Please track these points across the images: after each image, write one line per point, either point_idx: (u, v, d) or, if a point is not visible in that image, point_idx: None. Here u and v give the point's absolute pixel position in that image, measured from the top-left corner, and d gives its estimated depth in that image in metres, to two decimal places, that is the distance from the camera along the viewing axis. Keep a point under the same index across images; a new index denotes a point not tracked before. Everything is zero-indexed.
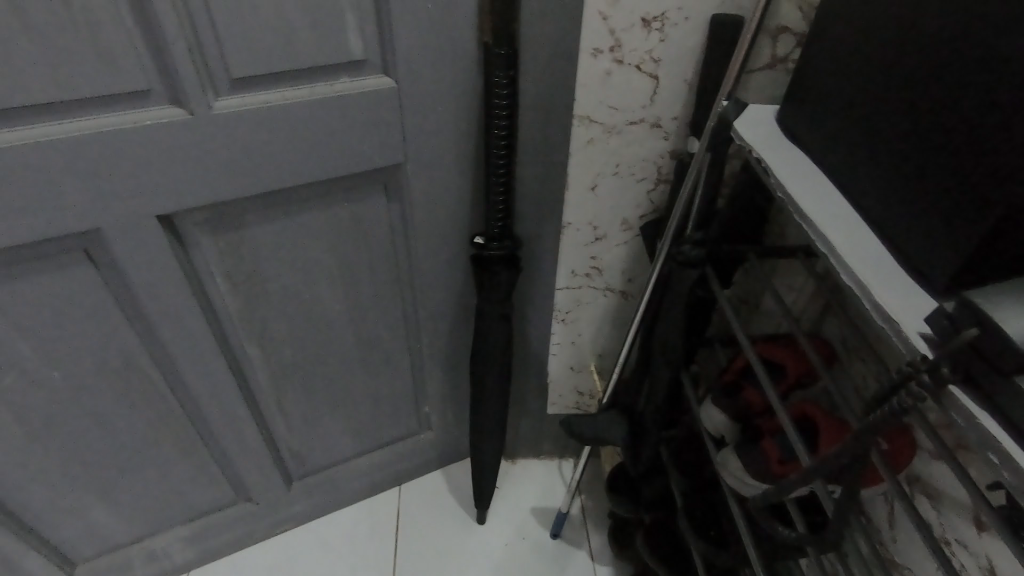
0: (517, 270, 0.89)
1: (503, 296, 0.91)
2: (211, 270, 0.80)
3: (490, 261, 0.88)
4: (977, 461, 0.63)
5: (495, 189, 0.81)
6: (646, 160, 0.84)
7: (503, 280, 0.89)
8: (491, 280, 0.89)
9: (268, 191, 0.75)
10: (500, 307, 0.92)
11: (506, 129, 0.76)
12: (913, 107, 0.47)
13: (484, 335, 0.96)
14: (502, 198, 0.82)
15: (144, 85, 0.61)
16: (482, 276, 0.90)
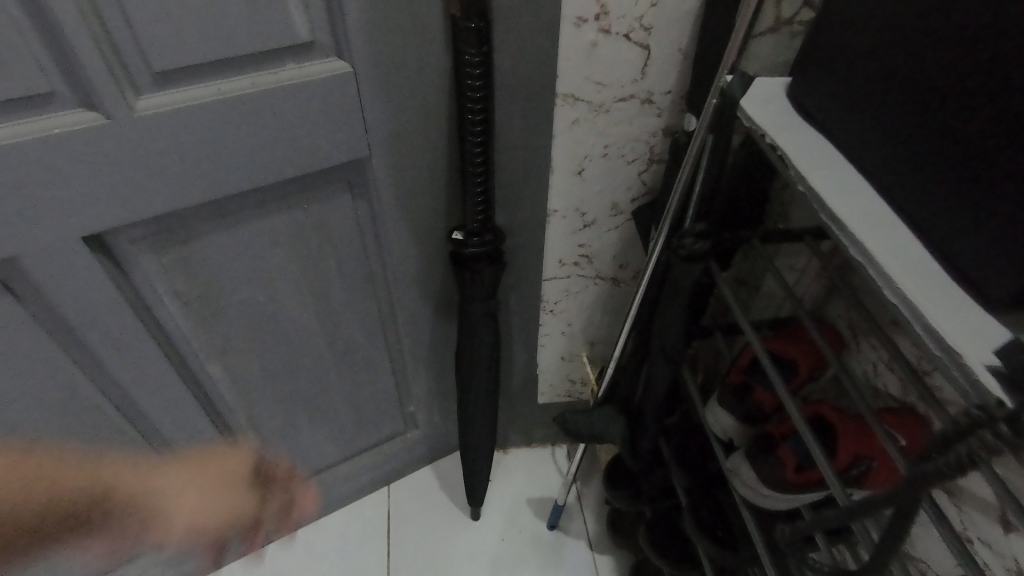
0: (501, 266, 0.82)
1: (487, 295, 0.84)
2: (157, 290, 0.71)
3: (471, 260, 0.80)
4: (1006, 459, 0.59)
5: (473, 183, 0.73)
6: (637, 139, 0.76)
7: (486, 279, 0.82)
8: (474, 280, 0.82)
9: (213, 199, 0.65)
10: (485, 306, 0.86)
11: (482, 117, 0.67)
12: (963, 88, 0.40)
13: (470, 335, 0.89)
14: (482, 193, 0.74)
15: (46, 88, 0.51)
16: (463, 276, 0.82)
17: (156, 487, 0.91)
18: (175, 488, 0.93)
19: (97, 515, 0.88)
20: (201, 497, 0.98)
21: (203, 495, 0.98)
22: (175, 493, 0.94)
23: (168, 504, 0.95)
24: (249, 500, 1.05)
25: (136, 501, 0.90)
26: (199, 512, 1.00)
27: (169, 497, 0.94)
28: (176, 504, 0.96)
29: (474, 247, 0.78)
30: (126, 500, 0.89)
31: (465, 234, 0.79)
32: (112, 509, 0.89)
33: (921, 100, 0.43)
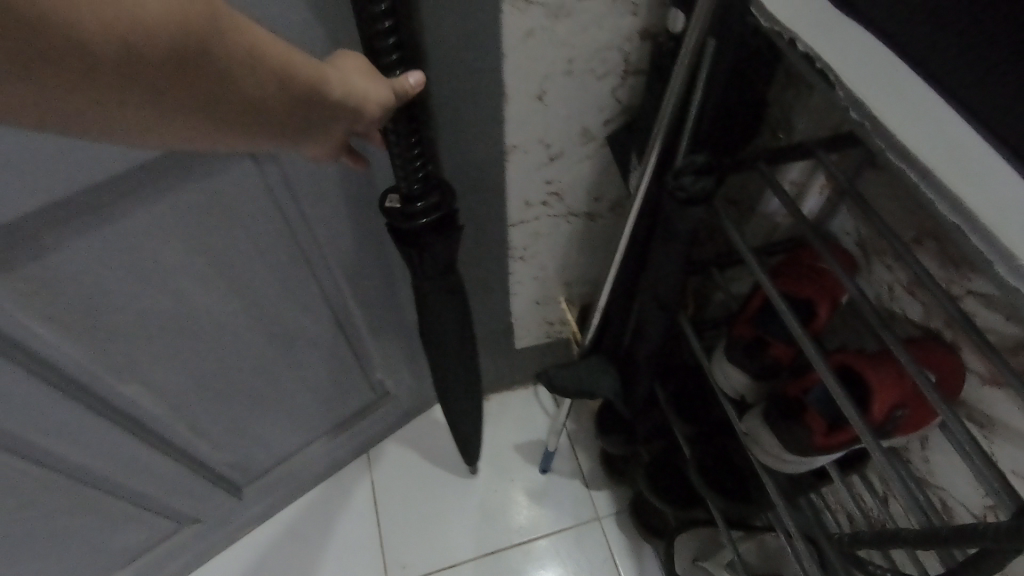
0: (456, 233, 0.67)
1: (445, 266, 0.70)
2: (20, 317, 0.55)
3: (416, 231, 0.64)
4: None
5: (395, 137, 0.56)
6: (608, 48, 0.61)
7: (438, 250, 0.67)
8: (424, 253, 0.67)
9: (57, 198, 0.48)
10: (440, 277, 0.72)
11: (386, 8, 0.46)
12: None
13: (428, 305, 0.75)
14: (414, 146, 0.58)
15: None
16: (407, 250, 0.66)
17: (238, 55, 0.33)
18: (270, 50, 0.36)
19: (197, 116, 0.35)
20: (289, 81, 0.38)
21: (249, 101, 0.36)
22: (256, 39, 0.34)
23: (294, 84, 0.38)
24: (338, 82, 0.42)
25: (227, 78, 0.34)
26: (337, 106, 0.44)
27: (250, 89, 0.36)
28: (299, 84, 0.39)
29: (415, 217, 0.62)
30: (198, 74, 0.32)
31: (402, 201, 0.62)
32: (196, 97, 0.34)
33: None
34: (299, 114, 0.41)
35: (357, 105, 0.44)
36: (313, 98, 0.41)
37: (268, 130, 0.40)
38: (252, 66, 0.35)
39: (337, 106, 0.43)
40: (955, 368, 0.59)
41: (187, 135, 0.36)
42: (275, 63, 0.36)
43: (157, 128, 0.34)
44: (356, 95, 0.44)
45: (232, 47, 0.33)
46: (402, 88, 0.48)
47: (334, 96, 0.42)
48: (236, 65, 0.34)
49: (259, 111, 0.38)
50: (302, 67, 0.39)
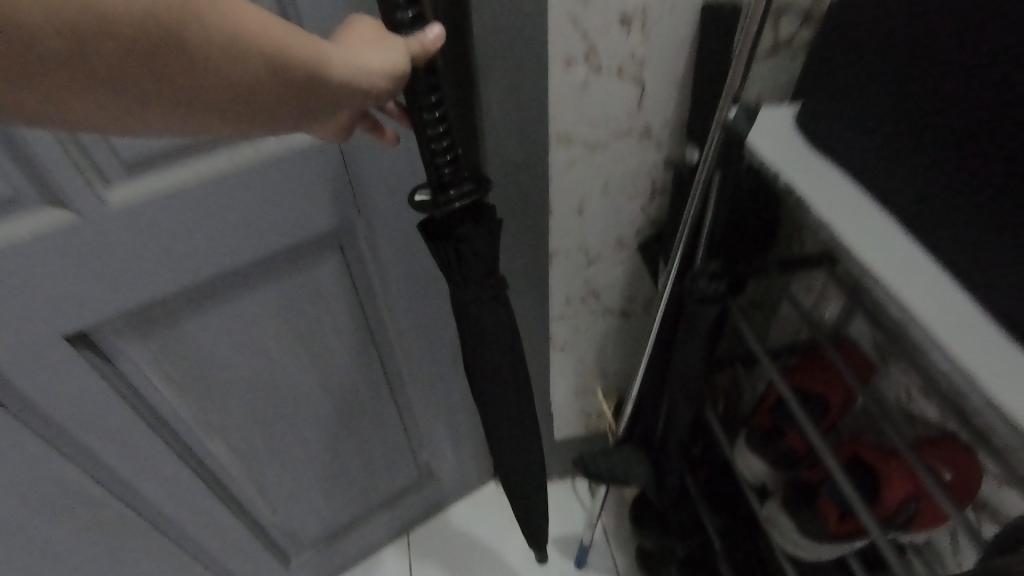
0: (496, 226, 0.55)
1: (488, 273, 0.58)
2: (147, 376, 0.67)
3: (453, 224, 0.55)
4: None
5: (422, 107, 0.47)
6: (638, 173, 0.73)
7: (478, 252, 0.56)
8: (463, 256, 0.56)
9: (197, 281, 0.62)
10: (483, 283, 0.58)
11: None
12: (999, 139, 0.36)
13: (476, 328, 0.62)
14: (439, 109, 0.48)
15: (11, 192, 0.48)
16: (443, 250, 0.55)
17: (208, 41, 0.31)
18: (248, 26, 0.33)
19: (177, 107, 0.34)
20: (281, 71, 0.35)
21: (230, 87, 0.34)
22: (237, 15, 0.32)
23: (287, 67, 0.35)
24: (343, 60, 0.38)
25: (188, 58, 0.31)
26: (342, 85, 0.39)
27: (229, 76, 0.34)
28: (294, 69, 0.36)
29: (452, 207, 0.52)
30: (147, 52, 0.30)
31: (434, 190, 0.52)
32: (159, 82, 0.32)
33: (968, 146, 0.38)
34: (302, 100, 0.38)
35: (368, 87, 0.40)
36: (315, 84, 0.37)
37: (279, 115, 0.38)
38: (221, 49, 0.32)
39: (345, 91, 0.39)
40: (970, 466, 0.63)
41: (185, 124, 0.36)
42: (255, 47, 0.33)
43: (148, 121, 0.34)
44: (367, 77, 0.39)
45: (187, 24, 0.30)
46: (421, 46, 0.42)
47: (338, 80, 0.38)
48: (201, 49, 0.31)
49: (248, 93, 0.35)
50: (292, 44, 0.35)
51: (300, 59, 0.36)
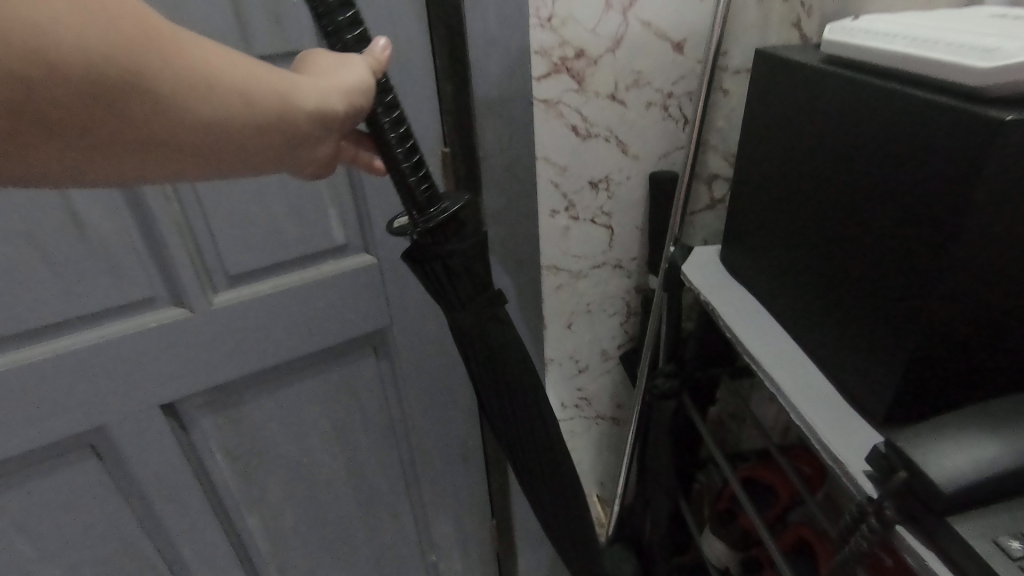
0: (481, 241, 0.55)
1: (484, 291, 0.58)
2: (211, 447, 0.81)
3: (437, 241, 0.53)
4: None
5: (381, 126, 0.47)
6: (615, 296, 0.91)
7: (468, 268, 0.55)
8: (455, 273, 0.55)
9: (262, 367, 0.78)
10: (482, 301, 0.58)
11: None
12: (828, 255, 0.53)
13: (497, 355, 0.61)
14: (398, 123, 0.48)
15: (150, 292, 0.67)
16: (434, 273, 0.55)
17: (171, 74, 0.32)
18: (211, 61, 0.34)
19: (143, 149, 0.34)
20: (249, 100, 0.36)
21: (197, 120, 0.35)
22: (198, 45, 0.34)
23: (256, 98, 0.37)
24: (312, 87, 0.40)
25: (150, 90, 0.32)
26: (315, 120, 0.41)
27: (199, 111, 0.34)
28: (263, 100, 0.37)
29: (435, 221, 0.51)
30: (104, 88, 0.30)
31: (412, 212, 0.51)
32: (115, 119, 0.32)
33: (813, 263, 0.55)
34: (275, 132, 0.39)
35: (343, 108, 0.41)
36: (284, 114, 0.39)
37: (258, 153, 0.40)
38: (186, 83, 0.33)
39: (318, 117, 0.40)
40: None
41: (158, 171, 0.36)
42: (220, 80, 0.35)
43: (120, 172, 0.35)
44: (336, 96, 0.41)
45: (146, 59, 0.31)
46: (374, 58, 0.45)
47: (309, 106, 0.39)
48: (160, 81, 0.32)
49: (221, 129, 0.36)
50: (256, 75, 0.37)
51: (268, 93, 0.37)
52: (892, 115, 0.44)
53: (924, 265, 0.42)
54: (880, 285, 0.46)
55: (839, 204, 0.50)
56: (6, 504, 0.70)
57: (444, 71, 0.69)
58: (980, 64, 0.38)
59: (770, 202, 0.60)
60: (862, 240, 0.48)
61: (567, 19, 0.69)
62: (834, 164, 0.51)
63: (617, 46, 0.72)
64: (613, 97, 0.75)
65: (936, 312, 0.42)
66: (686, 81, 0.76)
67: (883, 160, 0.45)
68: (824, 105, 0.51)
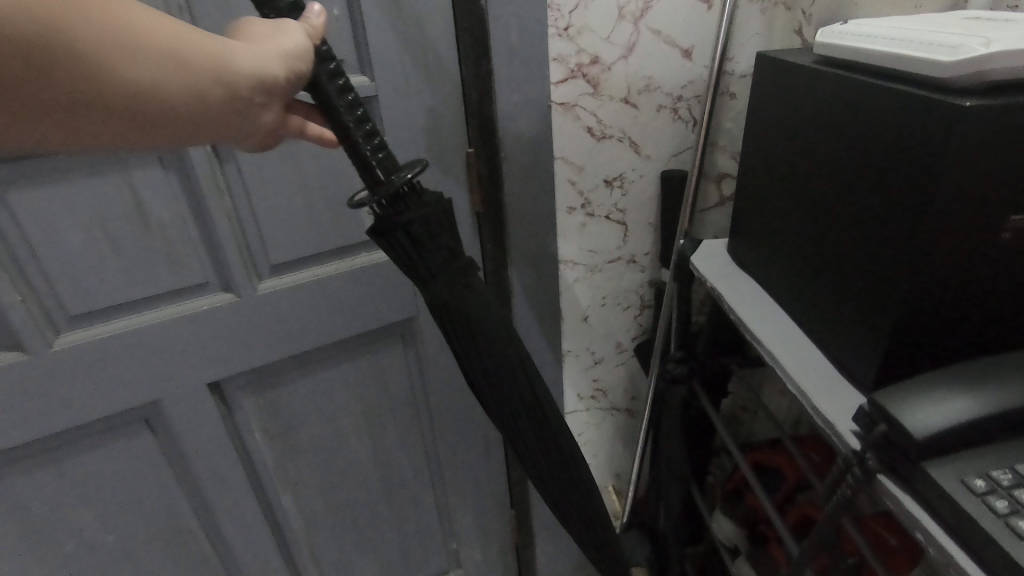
0: (444, 207, 0.51)
1: (456, 263, 0.53)
2: (251, 426, 0.87)
3: (399, 211, 0.49)
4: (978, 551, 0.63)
5: (328, 95, 0.46)
6: (629, 290, 0.96)
7: (434, 237, 0.51)
8: (421, 244, 0.50)
9: (300, 352, 0.85)
10: (454, 271, 0.53)
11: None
12: (821, 239, 0.57)
13: (478, 340, 0.56)
14: (345, 90, 0.47)
15: (202, 278, 0.74)
16: (400, 247, 0.50)
17: (96, 34, 0.34)
18: (137, 21, 0.36)
19: (77, 108, 0.36)
20: (181, 63, 0.38)
21: (126, 80, 0.36)
22: (125, 6, 0.36)
23: (187, 60, 0.38)
24: (247, 51, 0.41)
25: (75, 48, 0.34)
26: (254, 82, 0.42)
27: (127, 72, 0.36)
28: (198, 64, 0.39)
29: (393, 187, 0.47)
30: (27, 43, 0.32)
31: (371, 184, 0.48)
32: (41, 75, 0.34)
33: (809, 248, 0.59)
34: (213, 97, 0.40)
35: (284, 74, 0.43)
36: (220, 78, 0.40)
37: (209, 120, 0.42)
38: (111, 42, 0.35)
39: (256, 82, 0.42)
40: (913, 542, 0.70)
41: (98, 133, 0.38)
42: (148, 41, 0.37)
43: (55, 131, 0.37)
44: (275, 61, 0.42)
45: (67, 14, 0.33)
46: (310, 26, 0.46)
47: (245, 70, 0.41)
48: (84, 39, 0.34)
49: (154, 93, 0.38)
50: (188, 39, 0.39)
51: (202, 56, 0.39)
52: (876, 107, 0.49)
53: (905, 240, 0.46)
54: (869, 263, 0.51)
55: (832, 191, 0.55)
56: (70, 470, 0.77)
57: (471, 78, 0.75)
58: (948, 59, 0.42)
59: (771, 194, 0.65)
60: (852, 223, 0.53)
61: (583, 29, 0.75)
62: (827, 155, 0.55)
63: (629, 53, 0.78)
64: (626, 100, 0.81)
65: (916, 283, 0.46)
66: (695, 85, 0.82)
67: (870, 148, 0.50)
68: (818, 101, 0.55)
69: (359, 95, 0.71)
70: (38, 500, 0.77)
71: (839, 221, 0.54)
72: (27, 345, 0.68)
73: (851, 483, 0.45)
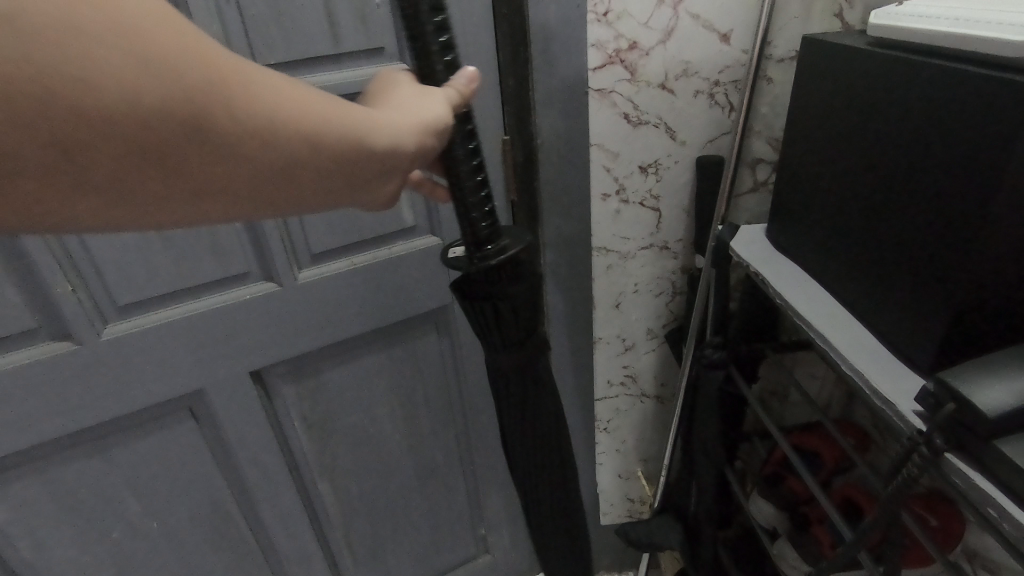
0: (535, 284, 0.55)
1: (529, 342, 0.59)
2: (290, 413, 0.88)
3: (491, 282, 0.54)
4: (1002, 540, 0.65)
5: (455, 157, 0.49)
6: (661, 277, 0.96)
7: (518, 313, 0.56)
8: (504, 318, 0.55)
9: (338, 341, 0.85)
10: (527, 350, 0.59)
11: (439, 15, 0.42)
12: (873, 223, 0.57)
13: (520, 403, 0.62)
14: (473, 155, 0.50)
15: (245, 267, 0.75)
16: (481, 313, 0.56)
17: (231, 124, 0.33)
18: (277, 101, 0.34)
19: (196, 191, 0.34)
20: (315, 143, 0.36)
21: (255, 165, 0.35)
22: (269, 89, 0.34)
23: (328, 135, 0.36)
24: (386, 124, 0.39)
25: (219, 122, 0.32)
26: (389, 153, 0.39)
27: (255, 157, 0.35)
28: (339, 138, 0.37)
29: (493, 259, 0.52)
30: (176, 117, 0.31)
31: (471, 245, 0.53)
32: (161, 164, 0.32)
33: (863, 231, 0.58)
34: (343, 170, 0.38)
35: (418, 149, 0.41)
36: (351, 155, 0.38)
37: (335, 191, 0.40)
38: (245, 126, 0.33)
39: (388, 157, 0.40)
40: (955, 522, 0.71)
41: (215, 212, 0.36)
42: (285, 122, 0.35)
43: (182, 205, 0.35)
44: (408, 133, 0.40)
45: (204, 109, 0.31)
46: (457, 91, 0.44)
47: (384, 146, 0.39)
48: (217, 127, 0.32)
49: (279, 168, 0.36)
50: (328, 117, 0.36)
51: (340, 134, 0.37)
52: (936, 88, 0.49)
53: (969, 219, 0.47)
54: (928, 247, 0.51)
55: (885, 176, 0.55)
56: (117, 459, 0.78)
57: (508, 64, 0.75)
58: (1018, 39, 0.43)
59: (817, 182, 0.64)
60: (907, 206, 0.53)
61: (622, 14, 0.75)
62: (880, 141, 0.55)
63: (668, 37, 0.77)
64: (663, 86, 0.80)
65: (979, 262, 0.46)
66: (733, 70, 0.81)
67: (931, 130, 0.49)
68: (874, 84, 0.55)
69: None
70: (87, 487, 0.78)
71: (894, 207, 0.54)
72: (78, 335, 0.68)
73: (915, 463, 0.46)
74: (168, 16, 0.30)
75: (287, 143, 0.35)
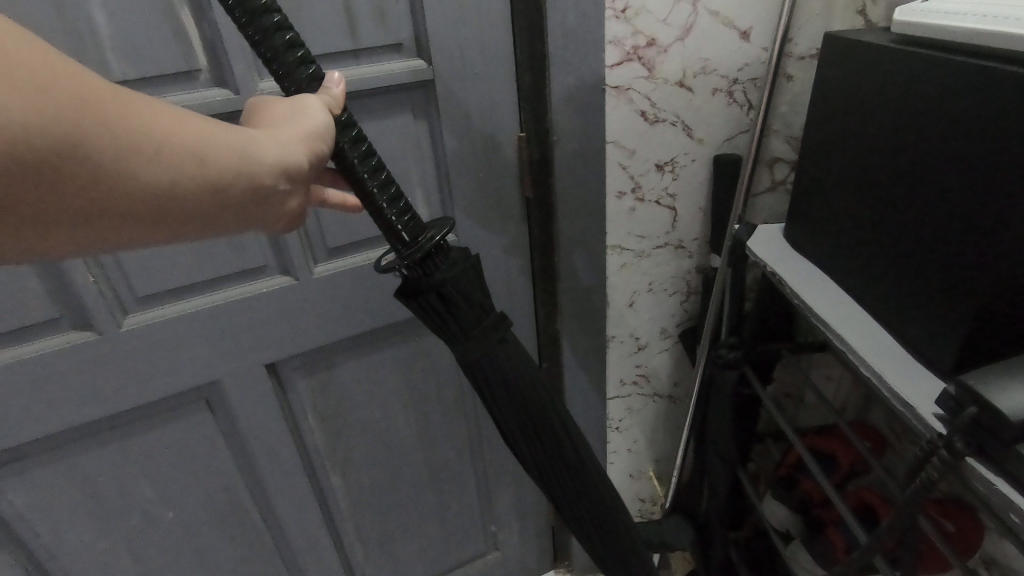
0: (472, 260, 0.55)
1: (488, 320, 0.57)
2: (304, 406, 0.89)
3: (427, 271, 0.53)
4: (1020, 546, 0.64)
5: (350, 162, 0.49)
6: (676, 276, 0.96)
7: (465, 294, 0.55)
8: (453, 302, 0.54)
9: (352, 336, 0.86)
10: (486, 331, 0.57)
11: (287, 33, 0.45)
12: (892, 223, 0.56)
13: (513, 396, 0.60)
14: (368, 156, 0.50)
15: (262, 261, 0.75)
16: (429, 306, 0.54)
17: (118, 144, 0.34)
18: (158, 120, 0.36)
19: (83, 215, 0.35)
20: (203, 161, 0.38)
21: (146, 183, 0.36)
22: (148, 109, 0.35)
23: (215, 153, 0.38)
24: (269, 138, 0.42)
25: (105, 141, 0.33)
26: (279, 165, 0.42)
27: (146, 175, 0.36)
28: (226, 154, 0.39)
29: (424, 248, 0.51)
30: (61, 138, 0.31)
31: (398, 246, 0.52)
32: (52, 185, 0.33)
33: (884, 231, 0.58)
34: (237, 187, 0.40)
35: (305, 160, 0.43)
36: (243, 168, 0.40)
37: (232, 209, 0.41)
38: (129, 146, 0.34)
39: (279, 170, 0.42)
40: (974, 528, 0.70)
41: (104, 235, 0.37)
42: (170, 141, 0.36)
43: (73, 225, 0.35)
44: (296, 145, 0.43)
45: (86, 130, 0.32)
46: (330, 96, 0.47)
47: (272, 159, 0.41)
48: (105, 149, 0.33)
49: (173, 186, 0.37)
50: (213, 135, 0.38)
51: (226, 150, 0.39)
52: (961, 88, 0.48)
53: (994, 221, 0.46)
54: (952, 249, 0.50)
55: (906, 177, 0.54)
56: (135, 447, 0.79)
57: (525, 61, 0.74)
58: None
59: (838, 182, 0.63)
60: (928, 207, 0.52)
61: (641, 10, 0.74)
62: (902, 141, 0.54)
63: (686, 34, 0.77)
64: (681, 83, 0.80)
65: (1004, 263, 0.45)
66: (752, 68, 0.81)
67: (955, 130, 0.49)
68: (896, 82, 0.54)
69: (415, 78, 0.71)
70: (104, 475, 0.79)
71: (915, 208, 0.53)
72: (98, 325, 0.69)
73: (934, 466, 0.45)
74: (36, 44, 0.31)
75: (175, 161, 0.36)
